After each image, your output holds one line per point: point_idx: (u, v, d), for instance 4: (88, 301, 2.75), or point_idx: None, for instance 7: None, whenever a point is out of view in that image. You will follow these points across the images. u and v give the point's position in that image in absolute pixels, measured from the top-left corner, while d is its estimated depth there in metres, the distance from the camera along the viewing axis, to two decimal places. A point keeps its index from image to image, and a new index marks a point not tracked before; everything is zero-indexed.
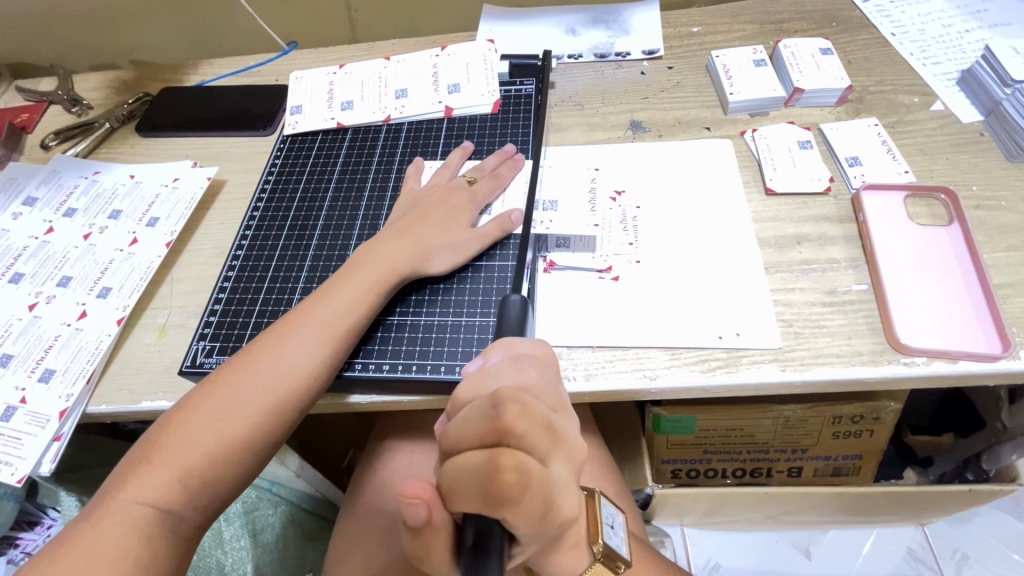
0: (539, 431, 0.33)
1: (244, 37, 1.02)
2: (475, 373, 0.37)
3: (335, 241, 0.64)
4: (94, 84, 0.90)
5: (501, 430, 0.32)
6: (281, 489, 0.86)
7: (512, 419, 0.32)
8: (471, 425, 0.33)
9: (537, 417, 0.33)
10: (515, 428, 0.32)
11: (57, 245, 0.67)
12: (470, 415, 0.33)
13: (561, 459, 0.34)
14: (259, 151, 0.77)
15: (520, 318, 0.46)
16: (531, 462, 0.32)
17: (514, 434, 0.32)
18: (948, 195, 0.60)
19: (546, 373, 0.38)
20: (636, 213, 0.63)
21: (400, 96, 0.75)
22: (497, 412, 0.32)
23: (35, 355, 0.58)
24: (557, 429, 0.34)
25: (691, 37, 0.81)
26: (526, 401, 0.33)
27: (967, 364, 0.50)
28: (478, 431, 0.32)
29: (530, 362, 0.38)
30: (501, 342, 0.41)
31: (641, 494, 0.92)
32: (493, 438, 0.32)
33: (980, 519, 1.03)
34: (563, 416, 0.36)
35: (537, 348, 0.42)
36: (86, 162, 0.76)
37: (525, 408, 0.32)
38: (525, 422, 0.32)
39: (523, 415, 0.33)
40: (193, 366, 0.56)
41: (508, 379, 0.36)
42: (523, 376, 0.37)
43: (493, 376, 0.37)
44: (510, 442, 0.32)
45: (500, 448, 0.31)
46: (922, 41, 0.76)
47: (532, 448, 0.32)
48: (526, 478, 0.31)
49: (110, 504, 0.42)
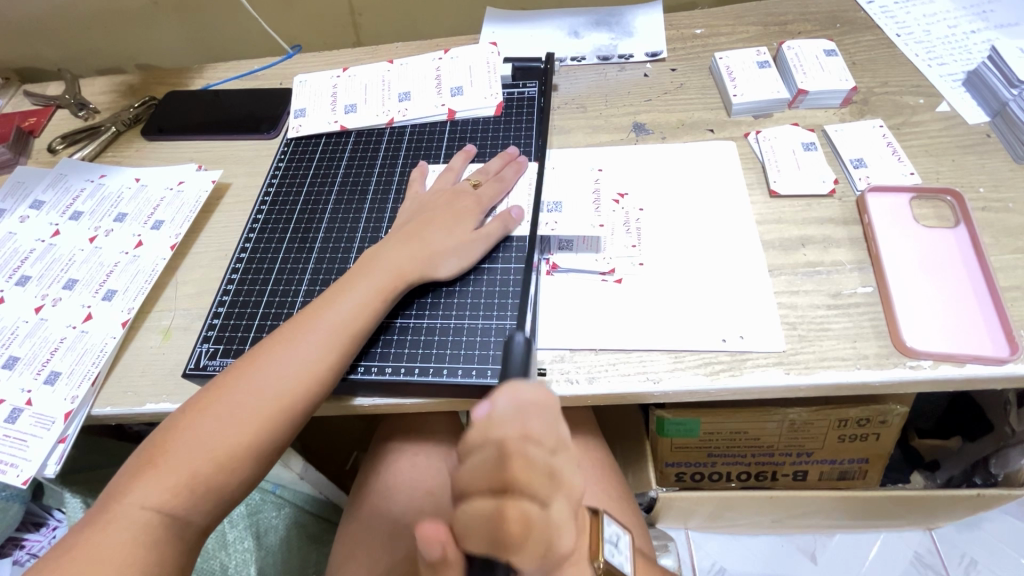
0: (544, 480, 0.31)
1: (248, 40, 1.03)
2: (478, 414, 0.33)
3: (339, 244, 0.64)
4: (101, 88, 0.91)
5: (508, 483, 0.31)
6: (285, 492, 0.85)
7: (519, 473, 0.31)
8: (478, 479, 0.31)
9: (542, 467, 0.32)
10: (520, 481, 0.31)
11: (64, 248, 0.68)
12: (477, 465, 0.32)
13: (566, 499, 0.33)
14: (263, 154, 0.77)
15: (524, 357, 0.45)
16: (539, 514, 0.31)
17: (520, 486, 0.31)
18: (954, 197, 0.59)
19: (552, 411, 0.35)
20: (639, 216, 0.63)
21: (403, 99, 0.75)
22: (504, 465, 0.31)
23: (41, 357, 0.59)
24: (561, 470, 0.33)
25: (694, 39, 0.81)
26: (532, 450, 0.32)
27: (973, 367, 0.50)
28: (485, 484, 0.31)
29: (535, 395, 0.35)
30: (505, 384, 0.36)
31: (646, 497, 0.90)
32: (501, 492, 0.31)
33: (988, 525, 1.02)
34: (566, 452, 0.34)
35: (542, 391, 0.36)
36: (93, 165, 0.77)
37: (531, 460, 0.31)
38: (530, 473, 0.31)
39: (529, 467, 0.31)
40: (196, 369, 0.56)
41: (514, 421, 0.33)
42: (529, 417, 0.33)
43: (497, 425, 0.32)
44: (514, 494, 0.31)
45: (506, 501, 0.30)
46: (928, 42, 0.75)
47: (539, 499, 0.31)
48: (532, 528, 0.31)
49: (115, 510, 0.42)
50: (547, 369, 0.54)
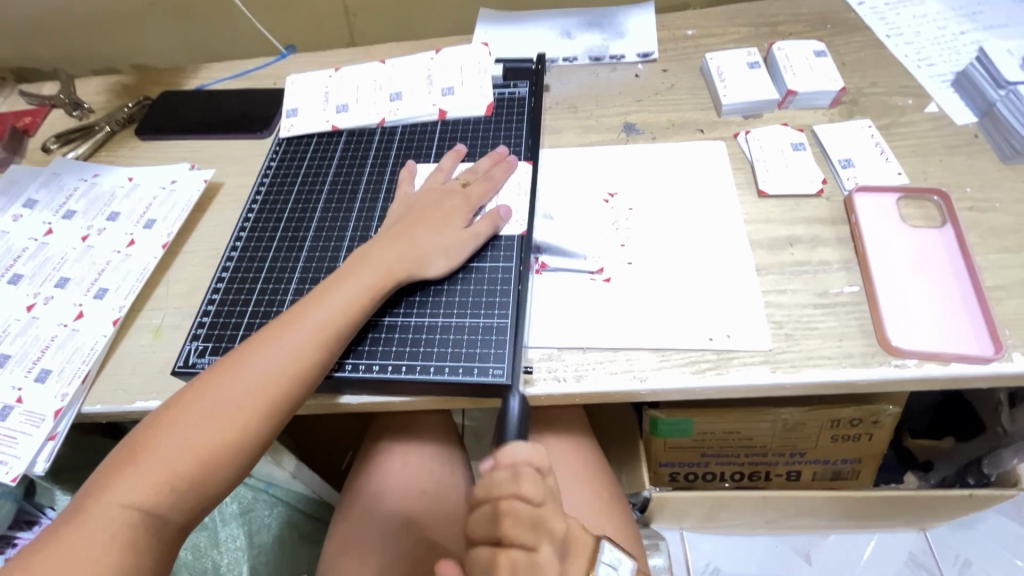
0: (531, 534, 0.40)
1: (243, 41, 1.03)
2: (482, 475, 0.42)
3: (329, 242, 0.65)
4: (96, 88, 0.92)
5: (499, 537, 0.40)
6: (278, 491, 0.85)
7: (506, 528, 0.40)
8: (480, 528, 0.41)
9: (528, 522, 0.40)
10: (510, 534, 0.40)
11: (56, 246, 0.68)
12: (481, 517, 0.41)
13: (552, 545, 0.42)
14: (256, 153, 0.78)
15: (518, 418, 0.50)
16: (522, 559, 0.40)
17: (509, 538, 0.40)
18: (940, 197, 0.60)
19: (543, 471, 0.43)
20: (627, 215, 0.63)
21: (395, 99, 0.76)
22: (496, 523, 0.40)
23: (33, 354, 0.59)
24: (547, 521, 0.41)
25: (686, 40, 0.81)
26: (519, 509, 0.40)
27: (958, 366, 0.50)
28: (484, 534, 0.41)
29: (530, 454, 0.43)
30: (506, 445, 0.43)
31: (639, 498, 0.88)
32: (494, 541, 0.40)
33: (982, 526, 1.02)
34: (554, 505, 0.43)
35: (534, 452, 0.44)
36: (87, 165, 0.77)
37: (516, 518, 0.40)
38: (515, 529, 0.40)
39: (515, 522, 0.40)
40: (185, 366, 0.56)
41: (507, 481, 0.41)
42: (519, 482, 0.41)
43: (493, 485, 0.41)
44: (506, 547, 0.40)
45: (498, 550, 0.40)
46: (917, 43, 0.75)
47: (527, 547, 0.40)
48: (520, 573, 0.39)
49: (96, 506, 0.42)
50: (535, 366, 0.54)
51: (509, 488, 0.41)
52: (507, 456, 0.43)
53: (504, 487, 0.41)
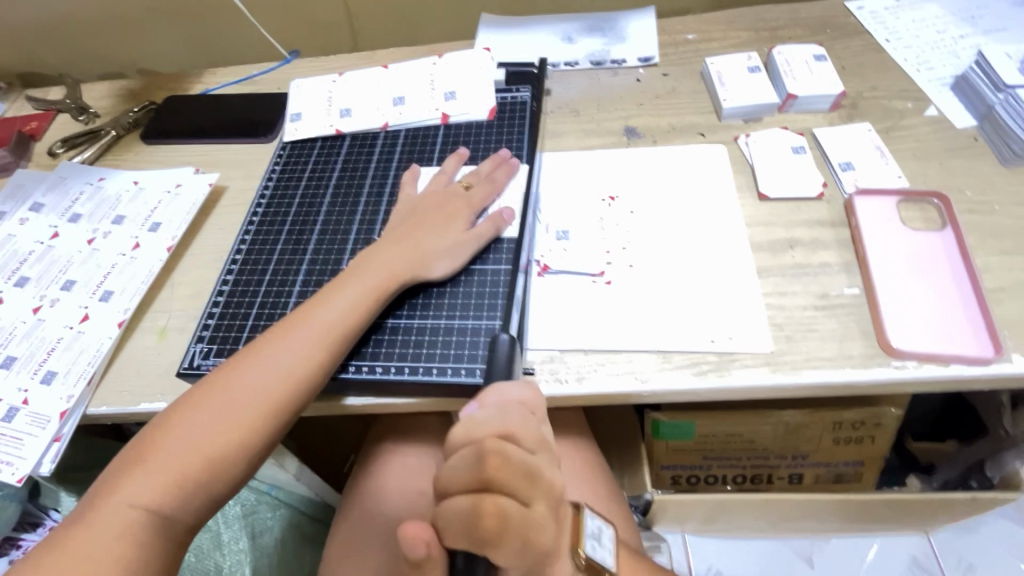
0: (519, 478, 0.38)
1: (247, 46, 1.04)
2: (465, 419, 0.41)
3: (333, 245, 0.65)
4: (102, 93, 0.93)
5: (486, 481, 0.37)
6: (281, 493, 0.86)
7: (494, 470, 0.37)
8: (460, 473, 0.38)
9: (516, 466, 0.39)
10: (496, 477, 0.37)
11: (63, 249, 0.69)
12: (461, 461, 0.38)
13: (539, 496, 0.40)
14: (260, 157, 0.78)
15: (507, 361, 0.51)
16: (511, 505, 0.38)
17: (496, 482, 0.37)
18: (940, 200, 0.60)
19: (531, 419, 0.42)
20: (629, 218, 0.64)
21: (398, 103, 0.76)
22: (481, 464, 0.38)
23: (39, 356, 0.59)
24: (536, 472, 0.40)
25: (686, 44, 0.82)
26: (508, 452, 0.38)
27: (958, 367, 0.50)
28: (468, 478, 0.38)
29: (517, 404, 0.43)
30: (493, 387, 0.45)
31: (641, 500, 0.87)
32: (480, 485, 0.37)
33: (985, 529, 1.02)
34: (543, 457, 0.41)
35: (527, 392, 0.45)
36: (93, 169, 0.78)
37: (506, 460, 0.38)
38: (505, 472, 0.38)
39: (504, 466, 0.38)
40: (190, 368, 0.57)
41: (493, 423, 0.40)
42: (509, 421, 0.41)
43: (481, 424, 0.40)
44: (493, 491, 0.37)
45: (485, 495, 0.37)
46: (917, 47, 0.76)
47: (513, 492, 0.38)
48: (506, 521, 0.37)
49: (103, 507, 0.43)
50: (536, 368, 0.54)
51: (498, 430, 0.40)
52: (492, 397, 0.43)
53: (491, 428, 0.40)
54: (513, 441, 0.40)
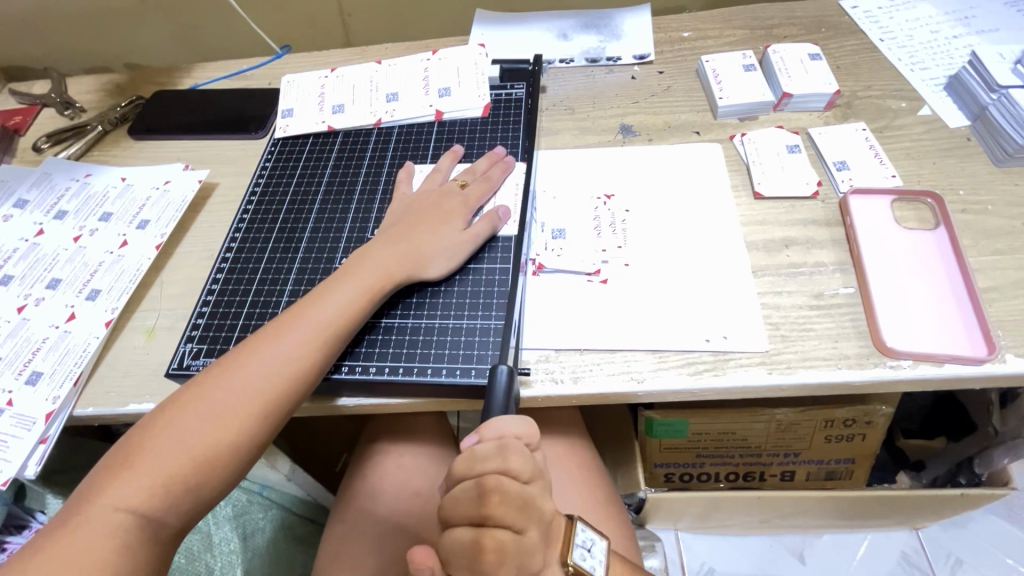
0: (516, 512, 0.40)
1: (237, 40, 1.02)
2: (466, 453, 0.41)
3: (325, 243, 0.64)
4: (88, 87, 0.91)
5: (484, 517, 0.39)
6: (273, 492, 0.86)
7: (493, 506, 0.39)
8: (461, 506, 0.40)
9: (513, 501, 0.40)
10: (495, 514, 0.39)
11: (48, 247, 0.67)
12: (462, 495, 0.40)
13: (536, 525, 0.41)
14: (251, 153, 0.77)
15: (505, 395, 0.47)
16: (508, 538, 0.39)
17: (494, 517, 0.39)
18: (934, 200, 0.60)
19: (529, 451, 0.43)
20: (625, 217, 0.63)
21: (391, 100, 0.75)
22: (481, 501, 0.39)
23: (23, 357, 0.58)
24: (532, 502, 0.41)
25: (681, 42, 0.82)
26: (506, 489, 0.40)
27: (951, 367, 0.50)
28: (468, 512, 0.40)
29: (517, 436, 0.43)
30: (491, 419, 0.43)
31: (634, 498, 0.88)
32: (478, 519, 0.39)
33: (973, 524, 1.03)
34: (540, 486, 0.42)
35: (524, 427, 0.43)
36: (79, 165, 0.76)
37: (503, 496, 0.40)
38: (502, 508, 0.39)
39: (502, 502, 0.40)
40: (179, 369, 0.56)
41: (492, 459, 0.41)
42: (508, 457, 0.41)
43: (480, 461, 0.41)
44: (490, 526, 0.39)
45: (483, 529, 0.39)
46: (911, 47, 0.76)
47: (511, 525, 0.40)
48: (504, 554, 0.39)
49: (88, 509, 0.42)
50: (532, 368, 0.54)
51: (497, 466, 0.40)
52: (491, 431, 0.42)
53: (490, 465, 0.40)
54: (512, 476, 0.41)
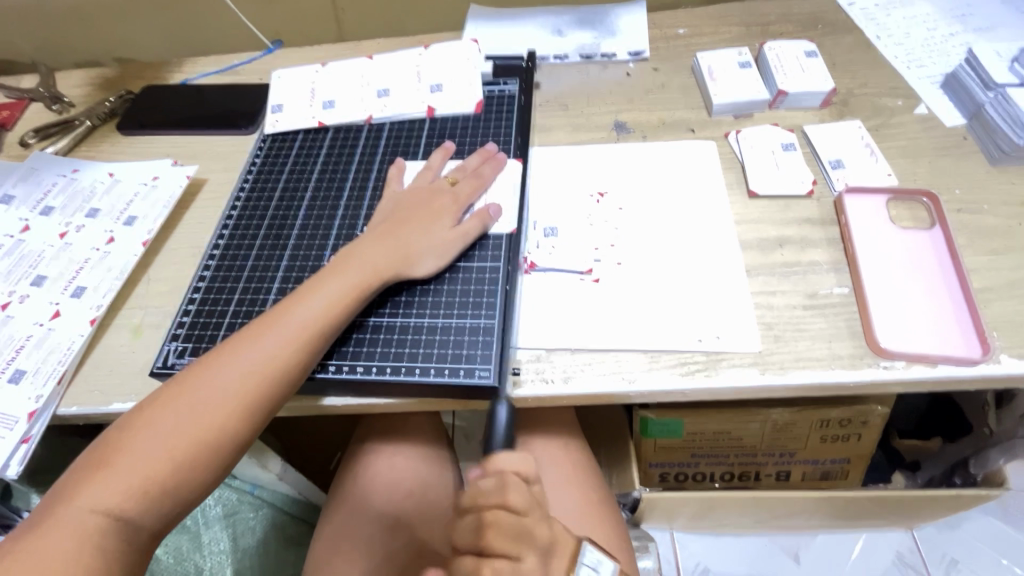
0: (512, 545, 0.41)
1: (228, 34, 1.01)
2: (469, 487, 0.43)
3: (313, 241, 0.63)
4: (77, 82, 0.90)
5: (482, 544, 0.41)
6: (264, 493, 0.84)
7: (489, 534, 0.41)
8: (463, 537, 0.42)
9: (509, 533, 0.41)
10: (493, 542, 0.40)
11: (33, 243, 0.66)
12: (464, 527, 0.42)
13: (536, 554, 0.41)
14: (241, 150, 0.76)
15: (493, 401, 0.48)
16: (505, 566, 0.40)
17: (491, 546, 0.40)
18: (930, 198, 0.60)
19: (529, 483, 0.44)
20: (617, 215, 0.63)
21: (383, 96, 0.74)
22: (479, 530, 0.41)
23: (7, 354, 0.57)
24: (530, 530, 0.42)
25: (677, 39, 0.81)
26: (501, 520, 0.41)
27: (945, 368, 0.50)
28: (468, 542, 0.41)
29: (518, 468, 0.45)
30: (495, 455, 0.45)
31: (629, 498, 0.87)
32: (477, 548, 0.41)
33: (968, 524, 1.02)
34: (541, 519, 0.43)
35: (523, 461, 0.45)
36: (67, 160, 0.75)
37: (500, 525, 0.41)
38: (498, 539, 0.40)
39: (498, 531, 0.41)
40: (164, 367, 0.55)
41: (491, 490, 0.42)
42: (505, 488, 0.42)
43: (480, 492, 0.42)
44: (488, 554, 0.40)
45: (481, 561, 0.40)
46: (907, 45, 0.75)
47: (508, 553, 0.40)
48: None
49: (62, 511, 0.41)
50: (523, 368, 0.53)
51: (495, 498, 0.42)
52: (494, 464, 0.44)
53: (489, 498, 0.42)
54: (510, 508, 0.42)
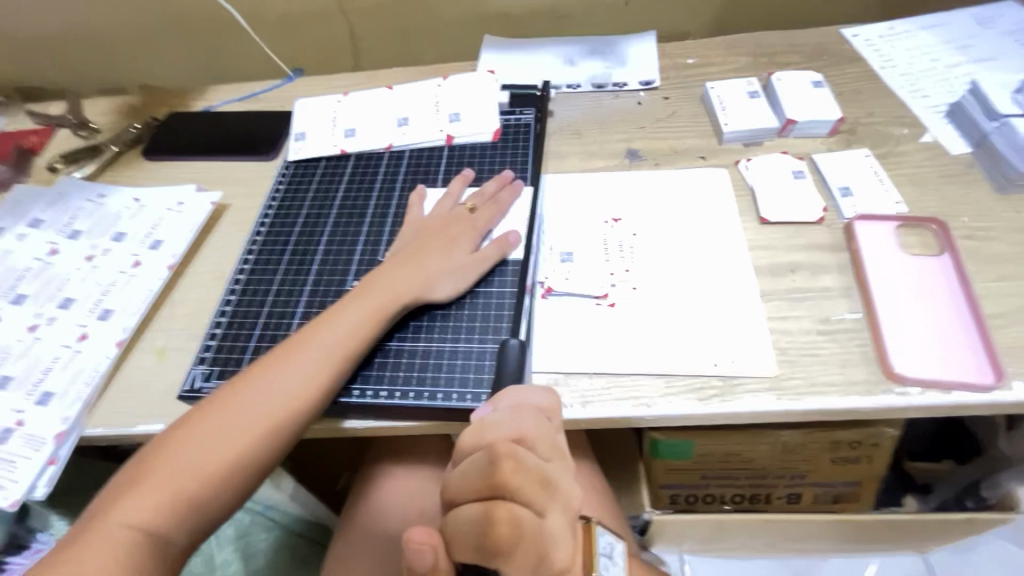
0: (535, 485, 0.33)
1: (249, 63, 1.05)
2: (475, 423, 0.36)
3: (336, 265, 0.65)
4: (103, 109, 0.93)
5: (498, 486, 0.32)
6: (277, 513, 0.86)
7: (507, 475, 0.32)
8: (469, 479, 0.33)
9: (532, 472, 0.33)
10: (510, 484, 0.32)
11: (61, 266, 0.68)
12: (469, 469, 0.34)
13: (558, 509, 0.34)
14: (264, 175, 0.78)
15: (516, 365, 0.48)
16: (526, 515, 0.32)
17: (508, 489, 0.32)
18: (938, 226, 0.61)
19: (547, 423, 0.38)
20: (632, 240, 0.64)
21: (402, 124, 0.77)
22: (493, 468, 0.32)
23: (35, 376, 0.58)
24: (551, 479, 0.34)
25: (686, 69, 0.83)
26: (522, 456, 0.33)
27: (959, 393, 0.50)
28: (478, 484, 0.33)
29: (533, 409, 0.39)
30: (509, 392, 0.41)
31: (639, 519, 0.87)
32: (490, 492, 0.32)
33: (982, 548, 1.01)
34: (561, 464, 0.36)
35: (543, 399, 0.41)
36: (94, 185, 0.77)
37: (519, 463, 0.33)
38: (520, 478, 0.33)
39: (518, 471, 0.33)
40: (191, 391, 0.56)
41: (506, 427, 0.36)
42: (521, 424, 0.36)
43: (491, 427, 0.35)
44: (504, 498, 0.32)
45: (496, 500, 0.32)
46: (911, 75, 0.78)
47: (529, 501, 0.32)
48: (521, 533, 0.31)
49: (97, 529, 0.42)
50: None
51: (511, 433, 0.35)
52: (505, 399, 0.39)
53: (503, 432, 0.35)
54: (528, 446, 0.35)
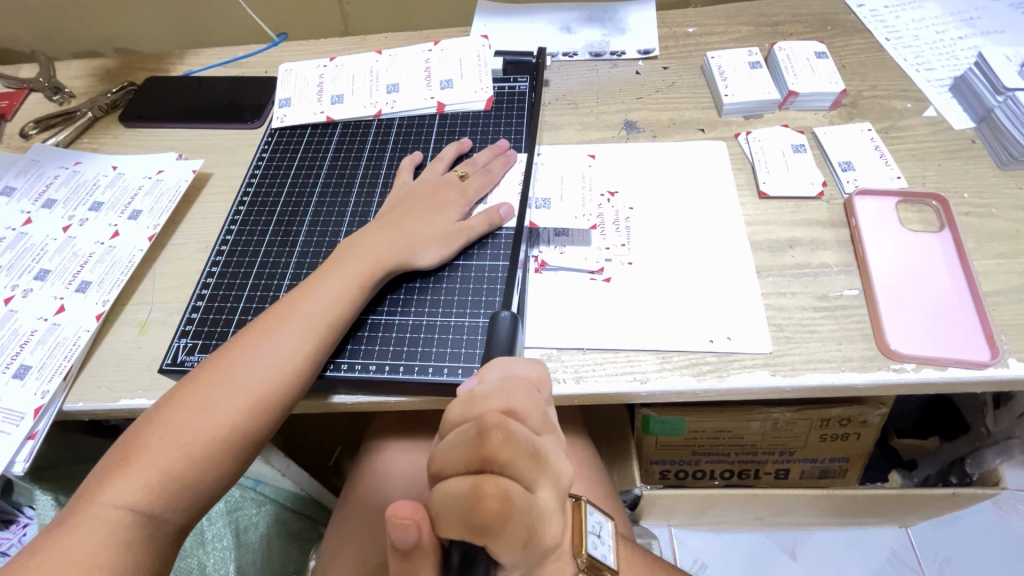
0: (525, 459, 0.32)
1: (231, 26, 1.00)
2: (463, 395, 0.35)
3: (323, 238, 0.63)
4: (77, 72, 0.88)
5: (486, 458, 0.31)
6: (267, 488, 0.83)
7: (496, 447, 0.31)
8: (456, 452, 0.32)
9: (522, 444, 0.32)
10: (499, 456, 0.31)
11: (36, 237, 0.65)
12: (457, 441, 0.33)
13: (548, 484, 0.33)
14: (247, 143, 0.75)
15: (510, 339, 0.46)
16: (516, 489, 0.31)
17: (497, 461, 0.31)
18: (938, 202, 0.60)
19: (537, 395, 0.36)
20: (629, 214, 0.63)
21: (392, 91, 0.74)
22: (481, 441, 0.32)
23: (12, 349, 0.56)
24: (543, 454, 0.33)
25: (686, 38, 0.81)
26: (512, 428, 0.32)
27: (955, 371, 0.50)
28: (465, 457, 0.32)
29: (523, 380, 0.37)
30: (496, 364, 0.39)
31: (630, 494, 0.88)
32: (478, 465, 0.31)
33: (960, 522, 1.04)
34: (550, 438, 0.35)
35: (533, 371, 0.39)
36: (69, 152, 0.74)
37: (510, 435, 0.32)
38: (509, 451, 0.32)
39: (507, 444, 0.32)
40: (173, 364, 0.55)
41: (496, 399, 0.34)
42: (511, 399, 0.35)
43: (480, 399, 0.34)
44: (493, 472, 0.31)
45: (484, 475, 0.31)
46: (916, 47, 0.76)
47: (518, 475, 0.31)
48: (511, 509, 0.30)
49: (86, 510, 0.41)
50: None
51: (501, 405, 0.34)
52: (493, 373, 0.38)
53: (493, 404, 0.34)
54: (518, 419, 0.34)
